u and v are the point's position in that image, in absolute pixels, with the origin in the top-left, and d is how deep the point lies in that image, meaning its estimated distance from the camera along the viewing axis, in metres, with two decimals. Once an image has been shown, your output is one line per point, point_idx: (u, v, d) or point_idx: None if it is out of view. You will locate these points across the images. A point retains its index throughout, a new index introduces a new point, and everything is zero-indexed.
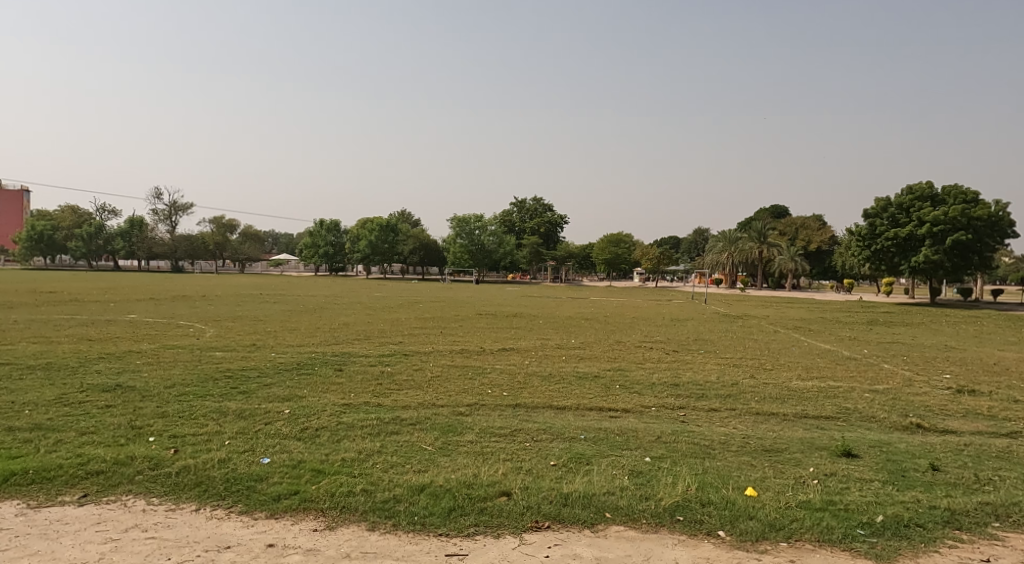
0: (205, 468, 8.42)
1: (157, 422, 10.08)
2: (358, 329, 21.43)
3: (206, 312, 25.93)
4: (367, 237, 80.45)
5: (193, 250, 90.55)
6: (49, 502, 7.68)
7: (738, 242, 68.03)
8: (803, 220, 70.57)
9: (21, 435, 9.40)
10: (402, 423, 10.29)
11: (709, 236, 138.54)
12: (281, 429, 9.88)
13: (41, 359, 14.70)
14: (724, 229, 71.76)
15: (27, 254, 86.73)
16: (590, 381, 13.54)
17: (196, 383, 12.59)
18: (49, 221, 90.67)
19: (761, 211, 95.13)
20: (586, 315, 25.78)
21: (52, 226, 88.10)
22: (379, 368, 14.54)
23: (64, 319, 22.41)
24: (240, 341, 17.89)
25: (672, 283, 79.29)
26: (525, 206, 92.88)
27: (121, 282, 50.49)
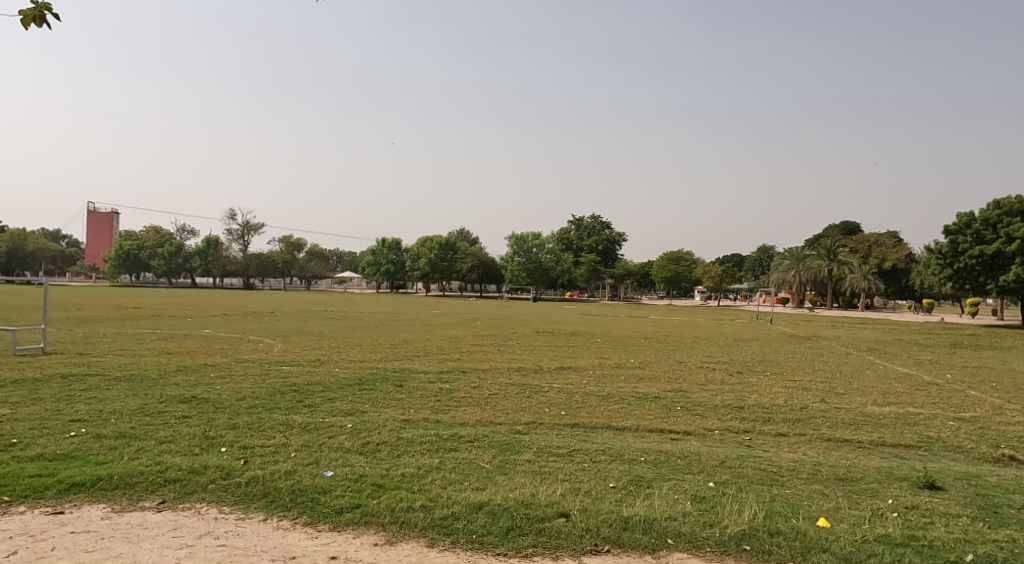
0: (273, 479, 8.44)
1: (229, 432, 10.21)
2: (417, 346, 21.43)
3: (275, 328, 26.42)
4: (427, 256, 81.41)
5: (263, 269, 93.34)
6: (130, 507, 7.80)
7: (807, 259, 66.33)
8: (877, 237, 68.43)
9: (104, 442, 9.65)
10: (460, 440, 10.16)
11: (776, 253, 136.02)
12: (344, 443, 9.87)
13: (125, 371, 15.16)
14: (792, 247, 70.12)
15: (115, 273, 90.85)
16: (651, 402, 13.20)
17: (265, 397, 12.71)
18: (135, 240, 94.79)
19: (832, 227, 92.68)
20: (646, 334, 25.25)
21: (138, 246, 91.83)
22: (437, 385, 14.45)
23: (143, 333, 23.19)
24: (305, 357, 18.10)
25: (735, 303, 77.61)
26: (583, 224, 92.76)
27: (197, 298, 52.35)
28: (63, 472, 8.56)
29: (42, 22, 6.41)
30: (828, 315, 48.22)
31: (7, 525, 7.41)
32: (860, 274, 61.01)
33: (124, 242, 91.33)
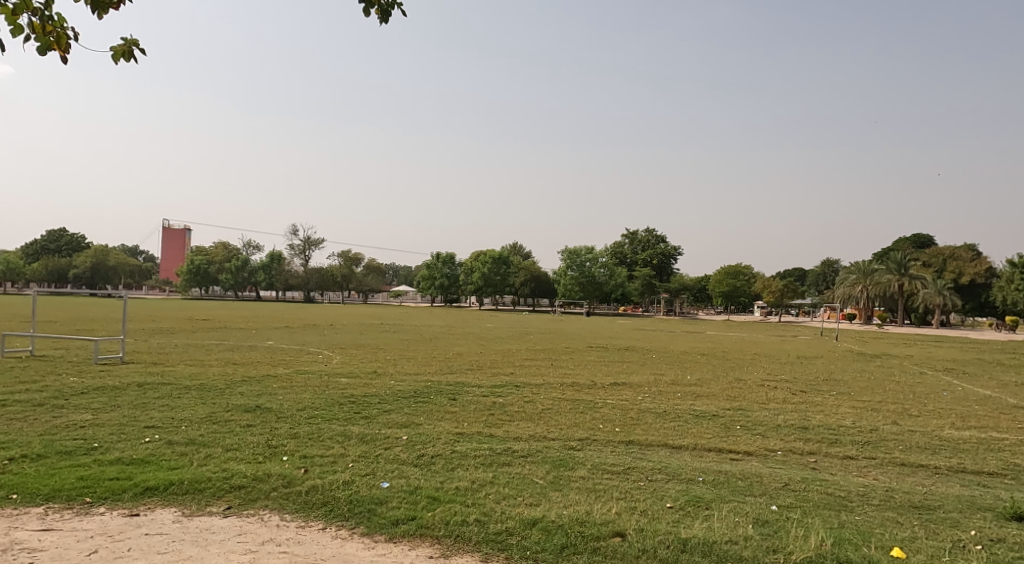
0: (332, 489, 8.44)
1: (290, 442, 10.36)
2: (471, 360, 21.33)
3: (334, 340, 26.75)
4: (480, 270, 81.87)
5: (323, 283, 95.27)
6: (199, 511, 7.90)
7: (874, 274, 64.20)
8: (954, 250, 65.83)
9: (175, 448, 9.97)
10: (513, 454, 9.96)
11: (841, 266, 132.20)
12: (399, 455, 9.81)
13: (195, 381, 15.51)
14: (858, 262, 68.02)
15: (185, 287, 94.19)
16: (709, 420, 12.78)
17: (324, 407, 12.79)
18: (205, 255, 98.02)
19: (902, 241, 89.63)
20: (704, 350, 24.64)
21: (207, 261, 95.06)
22: (490, 398, 14.27)
23: (211, 343, 23.78)
24: (362, 369, 18.18)
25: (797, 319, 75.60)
26: (637, 238, 91.93)
27: (262, 311, 53.67)
28: (138, 475, 8.79)
29: (131, 57, 6.59)
30: (898, 333, 46.50)
31: (88, 525, 7.56)
32: (935, 289, 58.61)
33: (195, 257, 94.73)
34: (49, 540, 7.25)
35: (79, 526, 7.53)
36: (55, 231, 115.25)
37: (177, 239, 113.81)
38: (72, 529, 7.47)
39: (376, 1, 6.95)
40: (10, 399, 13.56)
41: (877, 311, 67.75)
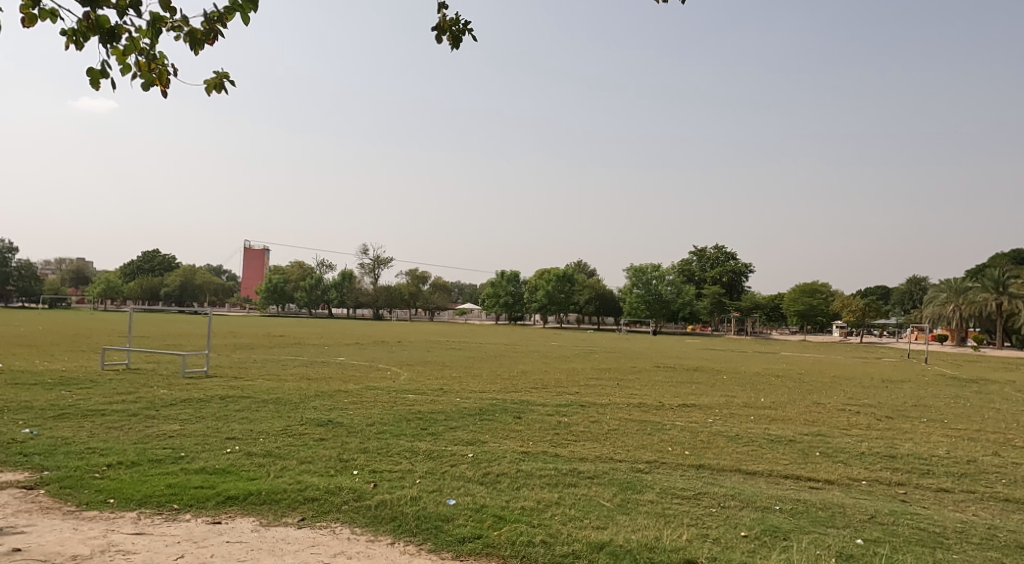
0: (400, 504, 8.30)
1: (360, 456, 10.33)
2: (536, 378, 20.98)
3: (401, 356, 26.83)
4: (544, 287, 81.75)
5: (391, 301, 96.78)
6: (275, 522, 7.92)
7: (968, 291, 61.25)
8: None
9: (254, 459, 10.14)
10: (579, 475, 9.59)
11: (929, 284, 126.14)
12: (465, 472, 9.59)
13: (271, 395, 15.69)
14: (951, 279, 65.09)
15: (264, 304, 97.87)
16: (785, 446, 12.11)
17: (392, 423, 12.70)
18: (282, 274, 101.02)
19: (996, 258, 85.11)
20: (779, 372, 23.63)
21: (283, 279, 97.95)
22: (556, 418, 13.90)
23: (286, 359, 24.16)
24: (429, 385, 18.06)
25: (880, 339, 72.54)
26: (706, 255, 90.14)
27: (333, 328, 54.71)
28: (219, 485, 8.95)
29: (223, 91, 6.64)
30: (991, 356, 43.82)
31: (175, 531, 7.66)
32: None
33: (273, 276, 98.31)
34: (140, 544, 7.35)
35: (168, 531, 7.65)
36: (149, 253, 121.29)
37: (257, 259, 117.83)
38: (162, 533, 7.59)
39: (447, 26, 6.82)
40: (106, 409, 14.06)
41: (970, 331, 64.44)
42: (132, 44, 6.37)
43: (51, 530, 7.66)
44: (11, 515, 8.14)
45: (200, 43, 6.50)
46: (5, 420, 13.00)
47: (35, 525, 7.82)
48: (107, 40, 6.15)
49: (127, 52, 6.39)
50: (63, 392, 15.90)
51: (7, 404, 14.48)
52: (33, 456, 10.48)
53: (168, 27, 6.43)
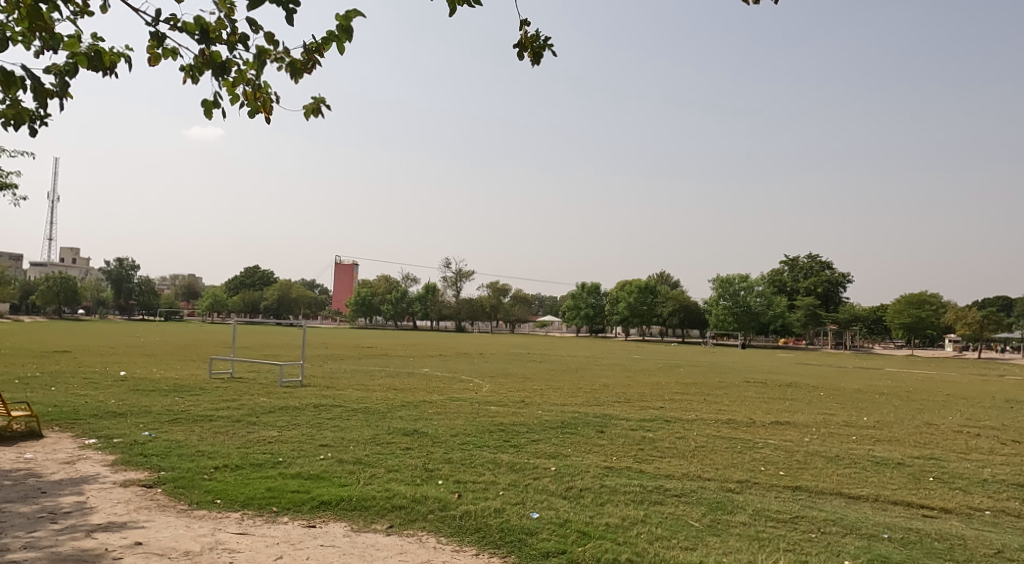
0: (484, 515, 8.02)
1: (445, 466, 10.11)
2: (620, 392, 20.41)
3: (483, 368, 26.71)
4: (627, 299, 80.87)
5: (473, 313, 97.73)
6: (365, 528, 7.76)
7: None
8: None
9: (345, 466, 10.08)
10: (666, 493, 9.07)
11: None
12: (548, 485, 9.22)
13: (359, 404, 15.77)
14: None
15: (353, 316, 100.50)
16: (893, 469, 11.20)
17: (475, 434, 12.46)
18: (369, 287, 103.33)
19: None
20: (881, 389, 22.21)
21: (370, 292, 100.34)
22: (639, 433, 13.36)
23: (373, 370, 24.39)
24: (511, 397, 17.77)
25: (998, 355, 67.95)
26: (798, 264, 87.06)
27: (416, 339, 55.36)
28: (314, 490, 8.92)
29: (320, 115, 6.66)
30: None
31: (274, 532, 7.63)
32: None
33: (360, 289, 100.67)
34: (243, 543, 7.32)
35: (266, 532, 7.62)
36: (250, 267, 126.41)
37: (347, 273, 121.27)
38: (262, 534, 7.56)
39: (528, 42, 6.53)
40: (213, 414, 14.44)
41: None
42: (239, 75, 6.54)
43: (166, 527, 7.78)
44: (132, 511, 8.36)
45: (300, 72, 6.49)
46: (126, 423, 13.54)
47: (153, 522, 7.97)
48: (218, 74, 6.23)
49: (235, 83, 6.50)
50: (175, 398, 16.45)
51: (126, 408, 15.11)
52: (151, 457, 10.87)
53: (271, 57, 6.44)
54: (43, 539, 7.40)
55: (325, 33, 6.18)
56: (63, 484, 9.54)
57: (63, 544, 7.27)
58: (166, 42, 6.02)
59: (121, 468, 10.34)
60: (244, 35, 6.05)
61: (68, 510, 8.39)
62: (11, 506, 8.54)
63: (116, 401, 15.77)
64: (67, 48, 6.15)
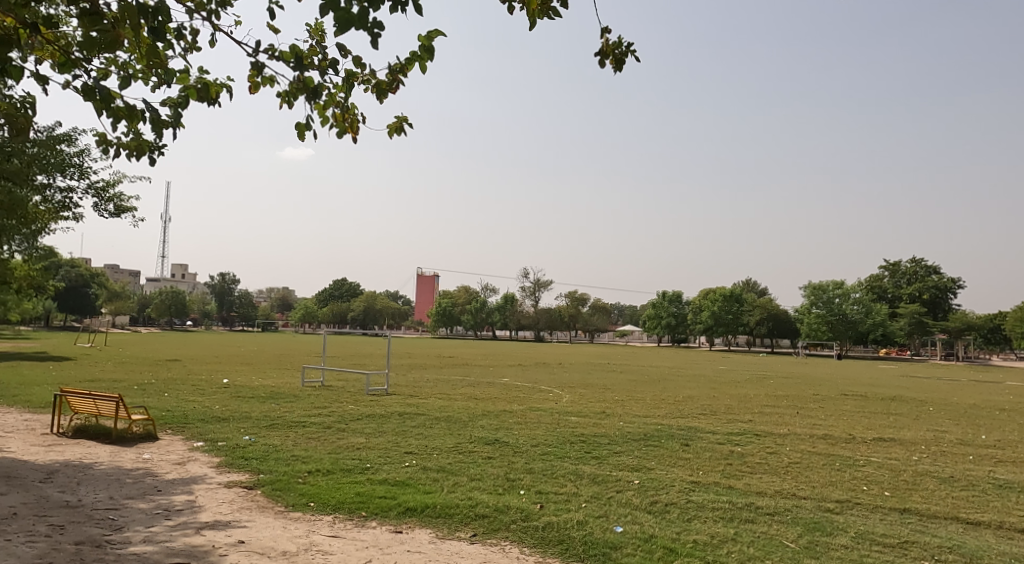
0: (567, 527, 8.06)
1: (527, 476, 10.20)
2: (704, 404, 20.02)
3: (563, 379, 26.65)
4: (711, 309, 79.06)
5: (552, 323, 97.81)
6: (450, 535, 7.94)
7: None
8: None
9: (429, 474, 10.32)
10: (758, 511, 8.88)
11: None
12: (632, 499, 9.18)
13: (442, 413, 16.05)
14: None
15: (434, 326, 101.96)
16: (1014, 493, 10.60)
17: (556, 445, 12.52)
18: (451, 298, 104.84)
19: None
20: (997, 406, 20.90)
21: (450, 302, 101.96)
22: (728, 447, 13.09)
23: (455, 379, 24.70)
24: (592, 408, 17.70)
25: None
26: (900, 270, 83.43)
27: (496, 349, 55.71)
28: (400, 496, 9.17)
29: (404, 133, 6.89)
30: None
31: (364, 536, 7.88)
32: None
33: (442, 300, 102.34)
34: (335, 545, 7.60)
35: (356, 535, 7.89)
36: (339, 279, 129.76)
37: (427, 285, 123.34)
38: (353, 538, 7.82)
39: (610, 49, 6.44)
40: (306, 420, 15.01)
41: None
42: (330, 97, 6.85)
43: (266, 527, 8.17)
44: (237, 511, 8.81)
45: (385, 92, 6.76)
46: (228, 427, 14.23)
47: (254, 521, 8.38)
48: (312, 98, 6.55)
49: (326, 106, 6.83)
50: (272, 405, 17.15)
51: (229, 413, 15.86)
52: (251, 460, 11.42)
53: (359, 80, 6.75)
54: (159, 534, 7.89)
55: (409, 53, 6.39)
56: (175, 483, 10.14)
57: (176, 539, 7.73)
58: (265, 70, 6.40)
59: (226, 469, 10.91)
60: (334, 60, 6.36)
61: (180, 508, 8.92)
62: (131, 502, 9.14)
63: (220, 407, 16.59)
64: (179, 82, 6.63)
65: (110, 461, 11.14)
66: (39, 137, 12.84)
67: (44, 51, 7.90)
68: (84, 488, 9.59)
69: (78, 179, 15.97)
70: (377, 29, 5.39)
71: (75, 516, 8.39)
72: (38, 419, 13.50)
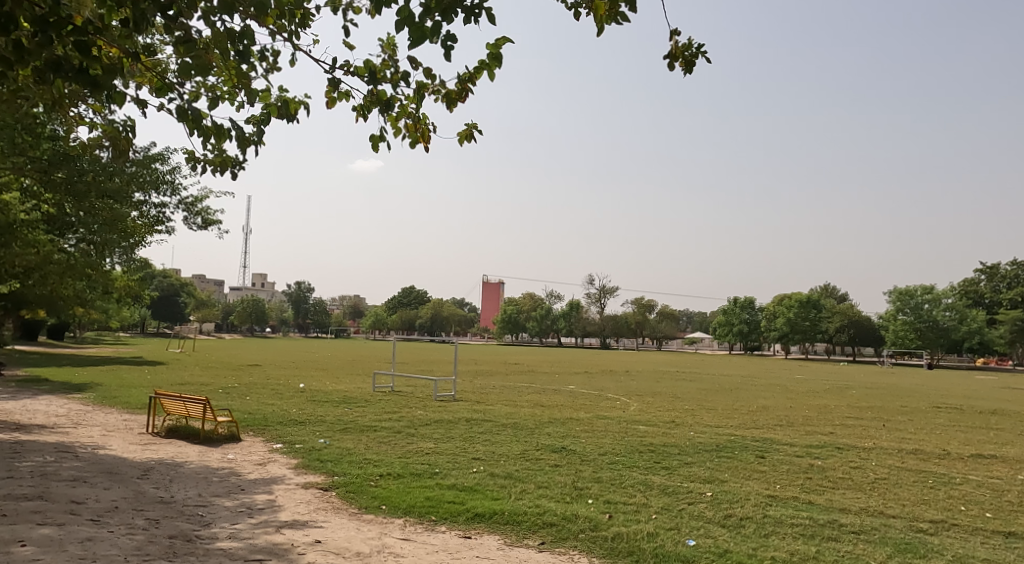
0: (637, 539, 8.20)
1: (595, 485, 10.38)
2: (779, 414, 19.73)
3: (630, 386, 26.62)
4: (786, 314, 77.04)
5: (618, 330, 97.23)
6: (519, 542, 8.19)
7: None
8: None
9: (497, 480, 10.60)
10: (841, 529, 8.83)
11: None
12: (705, 512, 9.26)
13: (510, 419, 16.33)
14: None
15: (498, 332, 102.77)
16: None
17: (624, 454, 12.64)
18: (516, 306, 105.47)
19: None
20: None
21: (516, 309, 102.71)
22: (806, 460, 12.95)
23: (521, 386, 24.98)
24: (661, 417, 17.70)
25: None
26: (998, 273, 80.11)
27: (560, 355, 55.85)
28: (469, 502, 9.49)
29: (473, 140, 7.17)
30: None
31: (434, 540, 8.21)
32: None
33: (507, 307, 103.26)
34: (407, 548, 7.93)
35: (427, 539, 8.22)
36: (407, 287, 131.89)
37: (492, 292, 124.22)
38: (423, 541, 8.15)
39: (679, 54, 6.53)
40: (377, 425, 15.52)
41: None
42: (401, 109, 7.22)
43: (341, 528, 8.59)
44: (314, 511, 9.27)
45: (455, 101, 7.07)
46: (305, 430, 14.84)
47: (330, 522, 8.81)
48: (384, 111, 6.93)
49: (398, 117, 7.19)
50: (346, 409, 17.77)
51: (305, 417, 16.53)
52: (326, 462, 11.94)
53: (430, 90, 7.08)
54: (243, 532, 8.38)
55: (477, 62, 6.68)
56: (257, 482, 10.70)
57: (259, 536, 8.21)
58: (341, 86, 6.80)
59: (303, 471, 11.44)
60: (405, 73, 6.71)
61: (262, 506, 9.44)
62: (217, 500, 9.72)
63: (297, 410, 17.28)
64: (261, 100, 7.09)
65: (198, 460, 11.83)
66: (138, 156, 13.71)
67: (141, 77, 8.49)
68: (175, 485, 10.23)
69: (169, 194, 16.92)
70: (451, 43, 5.64)
71: (167, 511, 8.99)
72: (135, 419, 14.41)
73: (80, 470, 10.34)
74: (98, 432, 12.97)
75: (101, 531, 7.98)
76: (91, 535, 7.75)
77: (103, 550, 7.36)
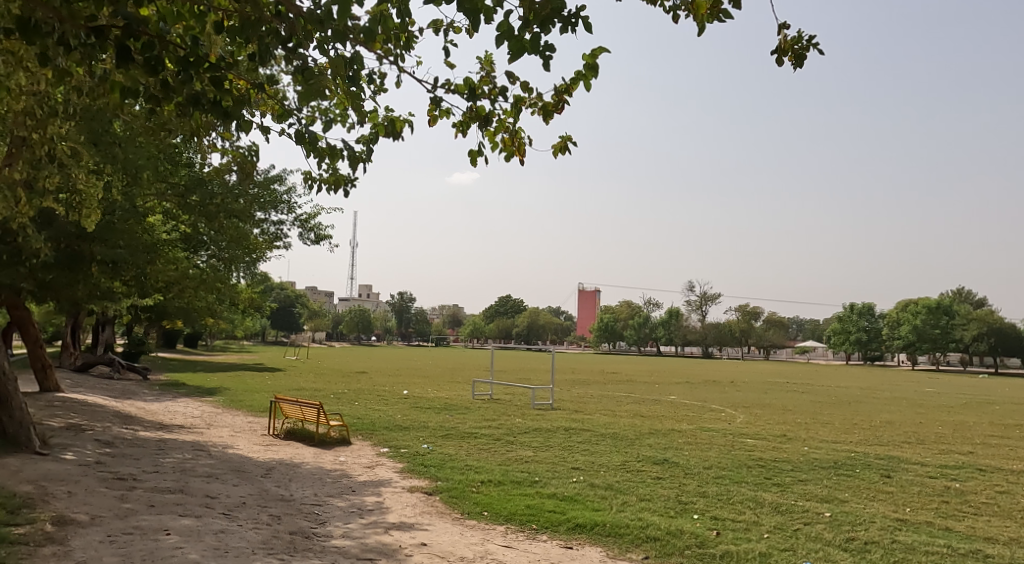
0: (748, 559, 8.20)
1: (700, 500, 10.41)
2: (907, 431, 18.88)
3: (735, 398, 26.14)
4: (912, 322, 73.78)
5: (721, 338, 95.26)
6: (621, 555, 8.36)
7: None
8: None
9: (598, 491, 10.80)
10: (983, 559, 8.47)
11: None
12: (823, 533, 9.16)
13: (610, 429, 16.45)
14: None
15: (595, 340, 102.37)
16: None
17: (731, 468, 12.57)
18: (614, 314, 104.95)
19: None
20: None
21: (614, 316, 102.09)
22: (942, 482, 12.43)
23: (620, 395, 25.00)
24: (770, 431, 17.36)
25: None
26: None
27: (662, 365, 55.41)
28: (569, 512, 9.73)
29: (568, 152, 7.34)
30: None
31: (535, 548, 8.49)
32: None
33: (604, 316, 103.17)
34: (509, 555, 8.25)
35: (529, 547, 8.52)
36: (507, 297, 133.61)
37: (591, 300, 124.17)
38: (525, 549, 8.45)
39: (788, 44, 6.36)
40: (478, 432, 15.99)
41: None
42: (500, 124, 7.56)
43: (445, 532, 9.01)
44: (420, 514, 9.74)
45: (551, 114, 7.35)
46: (410, 436, 15.47)
47: (435, 526, 9.25)
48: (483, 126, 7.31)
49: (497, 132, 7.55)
50: (447, 416, 18.35)
51: (410, 422, 17.21)
52: (429, 467, 12.47)
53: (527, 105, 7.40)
54: (355, 531, 8.93)
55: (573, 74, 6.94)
56: (366, 484, 11.31)
57: (370, 536, 8.72)
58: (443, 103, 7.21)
59: (408, 475, 12.00)
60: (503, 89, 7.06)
61: (371, 507, 10.00)
62: (331, 499, 10.35)
63: (402, 416, 18.00)
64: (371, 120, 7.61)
65: (314, 461, 12.60)
66: (258, 178, 14.72)
67: (265, 104, 9.24)
68: (294, 484, 10.96)
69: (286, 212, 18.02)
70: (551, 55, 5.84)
71: (288, 508, 9.67)
72: (257, 421, 15.44)
73: (212, 467, 11.24)
74: (227, 433, 14.00)
75: (232, 524, 8.67)
76: (224, 528, 8.45)
77: (234, 541, 8.02)
